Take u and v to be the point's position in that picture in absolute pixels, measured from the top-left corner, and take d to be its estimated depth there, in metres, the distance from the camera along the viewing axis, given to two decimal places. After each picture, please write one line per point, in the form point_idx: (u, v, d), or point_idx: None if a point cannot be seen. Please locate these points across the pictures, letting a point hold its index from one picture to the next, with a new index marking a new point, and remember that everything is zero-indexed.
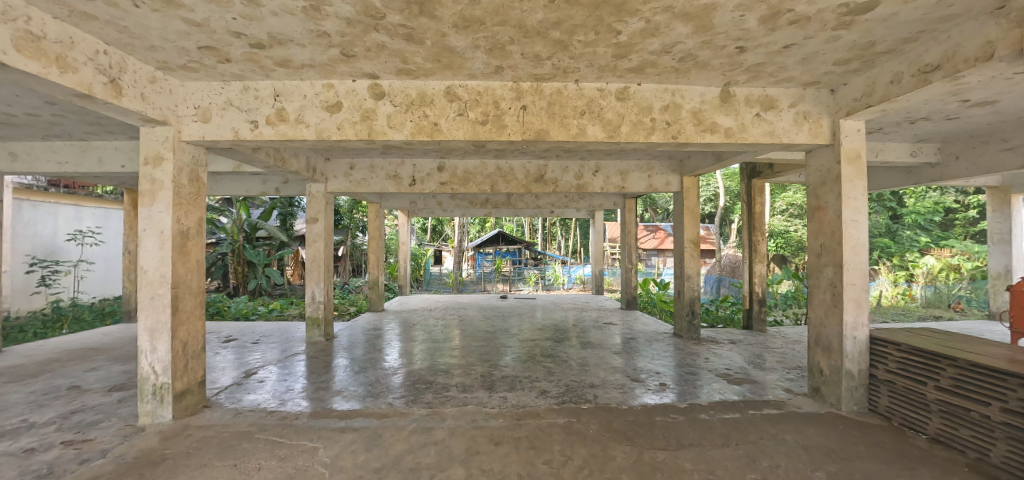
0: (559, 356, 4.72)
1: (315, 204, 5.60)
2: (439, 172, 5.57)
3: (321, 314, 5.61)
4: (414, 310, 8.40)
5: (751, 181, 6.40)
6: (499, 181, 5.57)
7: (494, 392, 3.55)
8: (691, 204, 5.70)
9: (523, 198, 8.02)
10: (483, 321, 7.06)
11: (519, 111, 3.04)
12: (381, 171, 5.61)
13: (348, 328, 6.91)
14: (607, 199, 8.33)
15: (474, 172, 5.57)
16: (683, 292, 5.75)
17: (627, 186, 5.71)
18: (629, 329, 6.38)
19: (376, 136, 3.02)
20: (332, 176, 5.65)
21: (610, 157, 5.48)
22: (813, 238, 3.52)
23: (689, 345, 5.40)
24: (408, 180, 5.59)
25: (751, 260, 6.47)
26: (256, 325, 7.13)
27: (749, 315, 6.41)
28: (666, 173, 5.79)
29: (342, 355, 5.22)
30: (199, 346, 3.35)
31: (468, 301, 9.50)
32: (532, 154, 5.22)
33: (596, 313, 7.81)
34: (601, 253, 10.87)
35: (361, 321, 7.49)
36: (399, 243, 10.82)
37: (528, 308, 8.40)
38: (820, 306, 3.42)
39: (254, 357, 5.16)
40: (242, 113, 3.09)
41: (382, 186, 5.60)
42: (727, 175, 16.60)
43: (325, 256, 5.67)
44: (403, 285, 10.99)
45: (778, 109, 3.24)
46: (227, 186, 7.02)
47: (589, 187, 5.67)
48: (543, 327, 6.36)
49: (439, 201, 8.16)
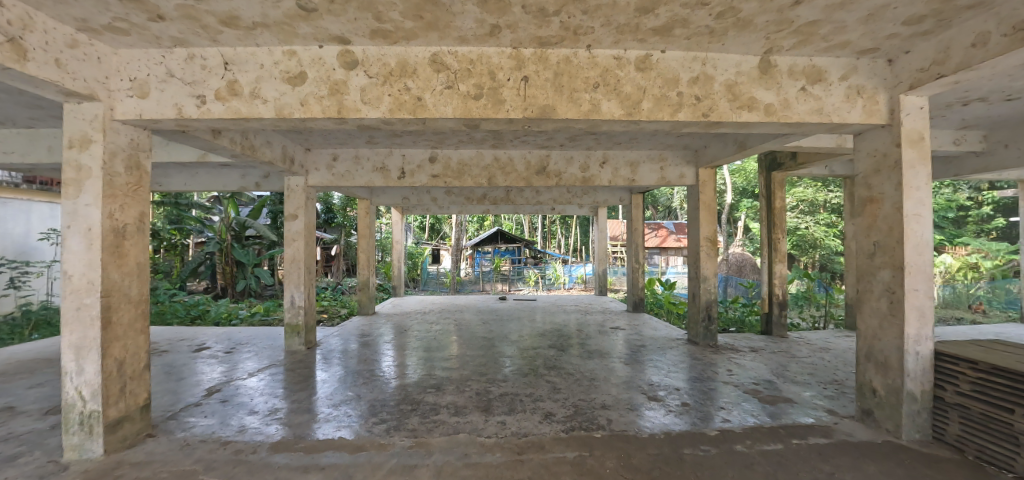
0: (563, 369, 4.20)
1: (294, 199, 5.06)
2: (431, 164, 5.05)
3: (301, 321, 5.07)
4: (406, 313, 7.88)
5: (771, 174, 5.87)
6: (497, 173, 5.04)
7: (491, 416, 3.03)
8: (708, 198, 5.19)
9: (523, 193, 7.52)
10: (480, 326, 6.52)
11: (519, 83, 2.51)
12: (366, 162, 5.08)
13: (334, 334, 6.38)
14: (612, 195, 7.81)
15: (469, 164, 5.04)
16: (698, 295, 5.23)
17: (638, 179, 5.19)
18: (639, 336, 5.85)
19: (347, 114, 2.50)
20: (313, 168, 5.12)
21: (619, 147, 4.96)
22: (863, 236, 3.01)
23: (707, 354, 4.90)
24: (396, 173, 5.06)
25: (771, 260, 5.93)
26: (235, 330, 6.59)
27: (768, 319, 5.91)
28: (680, 165, 5.25)
29: (323, 366, 4.70)
30: (143, 364, 2.84)
31: (464, 302, 8.96)
32: (533, 142, 4.70)
33: (601, 316, 7.28)
34: (603, 252, 10.37)
35: (350, 325, 6.96)
36: (393, 242, 10.31)
37: (528, 310, 7.86)
38: (873, 316, 2.92)
39: (224, 368, 4.61)
40: (187, 86, 2.57)
41: (367, 179, 5.07)
42: (732, 171, 15.78)
43: (306, 256, 5.13)
44: (398, 286, 10.46)
45: (827, 83, 2.73)
46: (203, 180, 6.49)
47: (596, 180, 5.15)
48: (546, 333, 5.82)
49: (433, 197, 7.63)
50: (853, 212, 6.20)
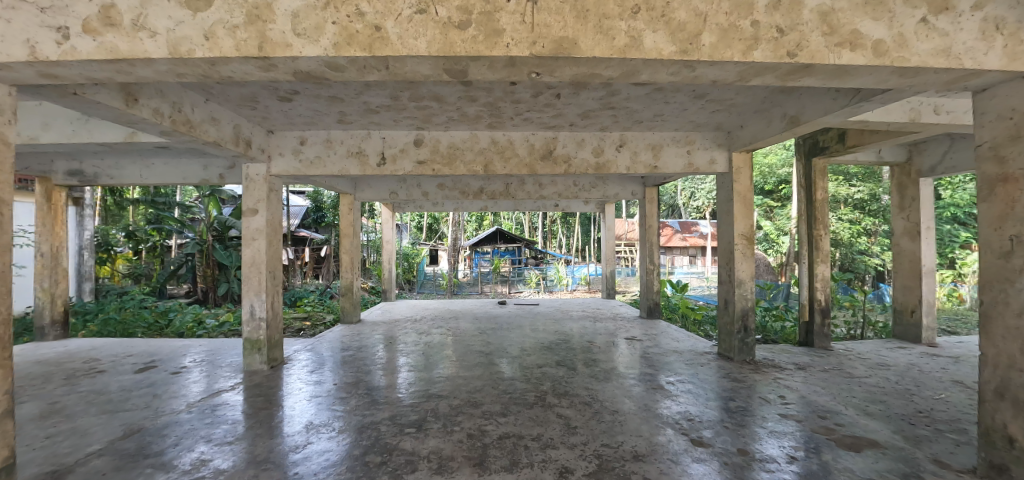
0: (578, 395, 3.38)
1: (253, 191, 4.25)
2: (415, 148, 4.24)
3: (262, 335, 4.23)
4: (395, 321, 7.04)
5: (811, 161, 5.08)
6: (494, 158, 4.23)
7: (486, 475, 2.23)
8: (743, 188, 4.41)
9: (524, 187, 6.71)
10: (476, 337, 5.69)
11: (525, 4, 1.72)
12: (339, 146, 4.25)
13: (308, 345, 5.53)
14: (624, 189, 7.00)
15: (461, 148, 4.23)
16: (732, 302, 4.42)
17: (662, 167, 4.37)
18: (661, 348, 5.00)
19: (273, 51, 1.71)
20: (276, 153, 4.30)
21: (641, 126, 4.15)
22: (989, 227, 2.23)
23: (746, 372, 4.08)
24: (375, 159, 4.24)
25: (811, 260, 5.11)
26: (193, 342, 5.72)
27: (808, 328, 5.12)
28: (711, 148, 4.44)
29: (284, 390, 3.86)
30: (1, 410, 2.04)
31: (460, 308, 8.11)
32: (538, 119, 3.88)
33: (612, 324, 6.43)
34: (610, 252, 9.53)
35: (329, 336, 6.11)
36: (383, 242, 9.48)
37: (530, 317, 7.02)
38: (1010, 338, 2.12)
39: (163, 393, 3.76)
40: (43, 14, 1.78)
41: (340, 166, 4.25)
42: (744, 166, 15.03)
43: (269, 258, 4.31)
44: (388, 290, 9.63)
45: (955, 11, 1.95)
46: (161, 172, 5.67)
47: (612, 166, 4.33)
48: (552, 346, 4.98)
49: (424, 192, 6.81)
50: (901, 205, 5.43)
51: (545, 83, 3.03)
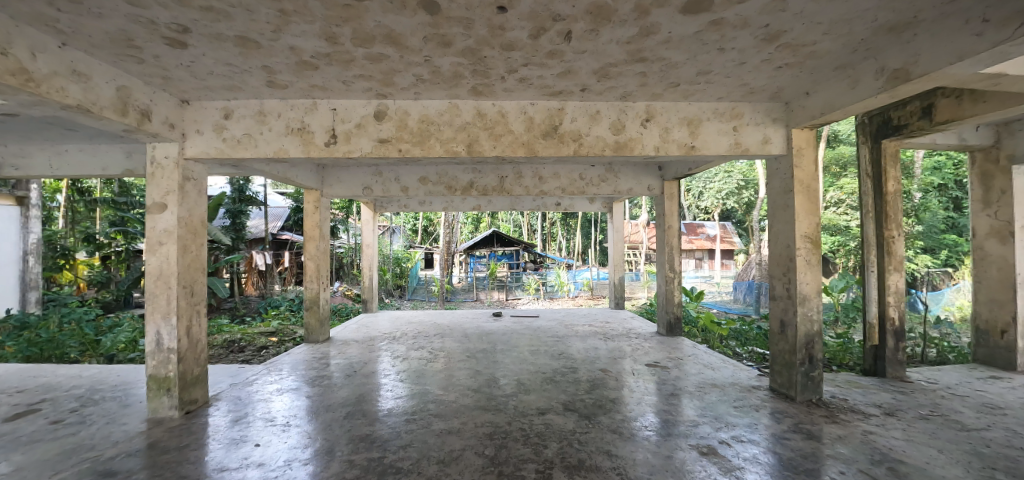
0: (600, 471, 2.30)
1: (161, 179, 3.19)
2: (376, 123, 3.16)
3: (171, 372, 3.16)
4: (370, 339, 5.91)
5: (881, 145, 4.06)
6: (481, 135, 3.16)
7: None
8: (806, 176, 3.38)
9: (522, 181, 5.67)
10: (464, 361, 4.58)
11: None
12: (275, 121, 3.19)
13: (251, 374, 4.41)
14: (639, 184, 5.89)
15: (438, 123, 3.16)
16: (793, 325, 3.37)
17: (704, 149, 3.32)
18: (694, 382, 3.89)
19: None
20: (193, 130, 3.25)
21: (679, 92, 3.10)
22: None
23: (824, 422, 3.00)
24: (322, 136, 3.16)
25: (881, 268, 4.07)
26: (108, 371, 4.55)
27: (878, 354, 4.08)
28: (764, 124, 3.40)
29: (188, 447, 2.76)
30: None
31: (449, 323, 6.95)
32: (540, 79, 2.83)
33: (628, 345, 5.30)
34: (620, 257, 8.44)
35: (285, 360, 4.99)
36: (362, 246, 8.37)
37: (530, 334, 5.90)
38: None
39: (14, 456, 2.66)
40: None
41: (275, 147, 3.19)
42: None
43: (182, 270, 3.24)
44: (369, 300, 8.53)
45: None
46: (74, 161, 4.60)
47: (637, 145, 3.24)
48: (557, 379, 3.88)
49: (402, 187, 5.74)
50: (985, 200, 4.41)
51: (550, 6, 1.99)
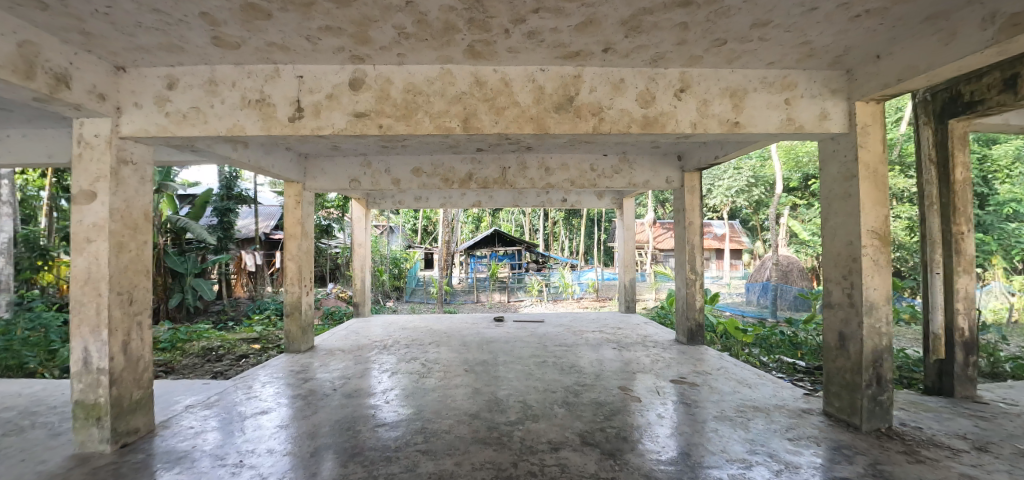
0: None
1: (89, 163, 2.61)
2: (351, 94, 2.57)
3: (102, 397, 2.59)
4: (358, 347, 5.30)
5: (949, 126, 3.47)
6: (479, 108, 2.57)
7: None
8: (873, 159, 2.80)
9: (527, 172, 5.10)
10: (462, 375, 4.00)
11: None
12: (229, 91, 2.61)
13: (216, 392, 3.81)
14: (656, 176, 5.28)
15: (427, 93, 2.57)
16: (858, 339, 2.79)
17: (750, 126, 2.73)
18: (733, 405, 3.27)
19: None
20: (130, 103, 2.67)
21: (724, 54, 2.50)
22: None
23: (907, 461, 2.41)
24: (285, 110, 2.58)
25: (948, 270, 3.49)
26: (48, 389, 3.94)
27: (944, 370, 3.50)
28: (821, 97, 2.82)
29: None
30: None
31: (446, 329, 6.33)
32: (554, 33, 2.22)
33: (646, 357, 4.69)
34: (631, 257, 7.84)
35: (258, 373, 4.39)
36: (353, 246, 7.79)
37: (535, 343, 5.31)
38: None
39: None
40: None
41: (228, 123, 2.61)
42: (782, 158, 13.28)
43: (118, 273, 2.67)
44: (362, 303, 7.96)
45: None
46: (17, 148, 4.03)
47: (669, 121, 2.65)
48: (570, 402, 3.28)
49: (394, 179, 5.15)
50: None
51: None
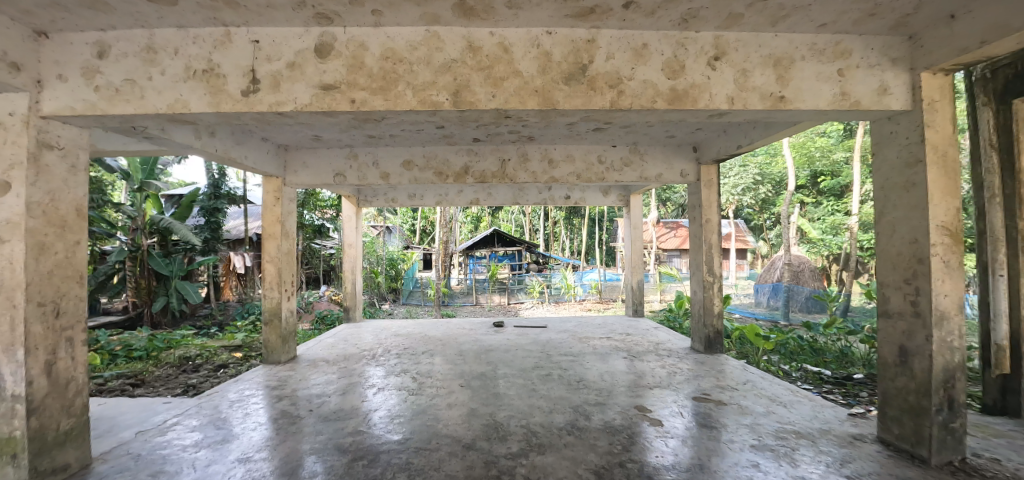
0: None
1: (1, 147, 2.15)
2: (317, 61, 2.11)
3: (16, 432, 2.12)
4: (346, 357, 4.85)
5: (1013, 108, 3.03)
6: (472, 78, 2.11)
7: None
8: (942, 141, 2.35)
9: (528, 165, 4.66)
10: (457, 391, 3.55)
11: None
12: (171, 59, 2.15)
13: (177, 412, 3.35)
14: (670, 169, 4.81)
15: (409, 61, 2.11)
16: (926, 355, 2.34)
17: (798, 101, 2.28)
18: (771, 429, 2.81)
19: None
20: (51, 75, 2.21)
21: (770, 12, 2.04)
22: None
23: None
24: (238, 82, 2.13)
25: (1013, 272, 3.05)
26: None
27: (1010, 387, 3.06)
28: (879, 68, 2.38)
29: None
30: None
31: (442, 336, 5.88)
32: None
33: (660, 368, 4.24)
34: (639, 258, 7.37)
35: (230, 388, 3.93)
36: (343, 246, 7.33)
37: (537, 352, 4.85)
38: None
39: None
40: None
41: (170, 99, 2.16)
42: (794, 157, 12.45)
43: (41, 280, 2.22)
44: (353, 307, 7.50)
45: None
46: None
47: (702, 94, 2.20)
48: (580, 427, 2.82)
49: (382, 173, 4.67)
50: None
51: None
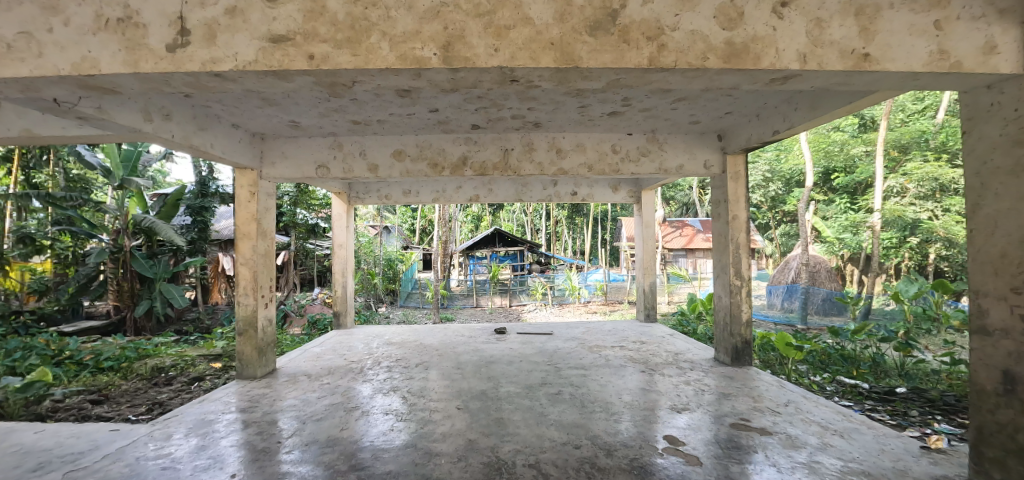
0: None
1: None
2: (264, 6, 1.61)
3: None
4: (330, 371, 4.35)
5: None
6: (468, 26, 1.61)
7: None
8: None
9: (535, 155, 4.16)
10: (452, 417, 3.03)
11: None
12: (75, 6, 1.66)
13: (122, 442, 2.84)
14: (693, 159, 4.31)
15: (386, 4, 1.61)
16: None
17: (885, 61, 1.78)
18: (833, 470, 2.30)
19: None
20: None
21: None
22: None
23: None
24: (163, 35, 1.64)
25: None
26: None
27: None
28: (988, 19, 1.87)
29: None
30: None
31: (439, 345, 5.38)
32: None
33: (685, 385, 3.72)
34: (651, 259, 6.87)
35: (193, 410, 3.42)
36: (333, 247, 6.83)
37: (544, 365, 4.34)
38: None
39: None
40: None
41: (76, 57, 1.67)
42: (812, 148, 11.65)
43: None
44: (344, 312, 6.99)
45: None
46: None
47: (766, 49, 1.69)
48: (601, 467, 2.30)
49: (370, 165, 4.17)
50: None
51: None
